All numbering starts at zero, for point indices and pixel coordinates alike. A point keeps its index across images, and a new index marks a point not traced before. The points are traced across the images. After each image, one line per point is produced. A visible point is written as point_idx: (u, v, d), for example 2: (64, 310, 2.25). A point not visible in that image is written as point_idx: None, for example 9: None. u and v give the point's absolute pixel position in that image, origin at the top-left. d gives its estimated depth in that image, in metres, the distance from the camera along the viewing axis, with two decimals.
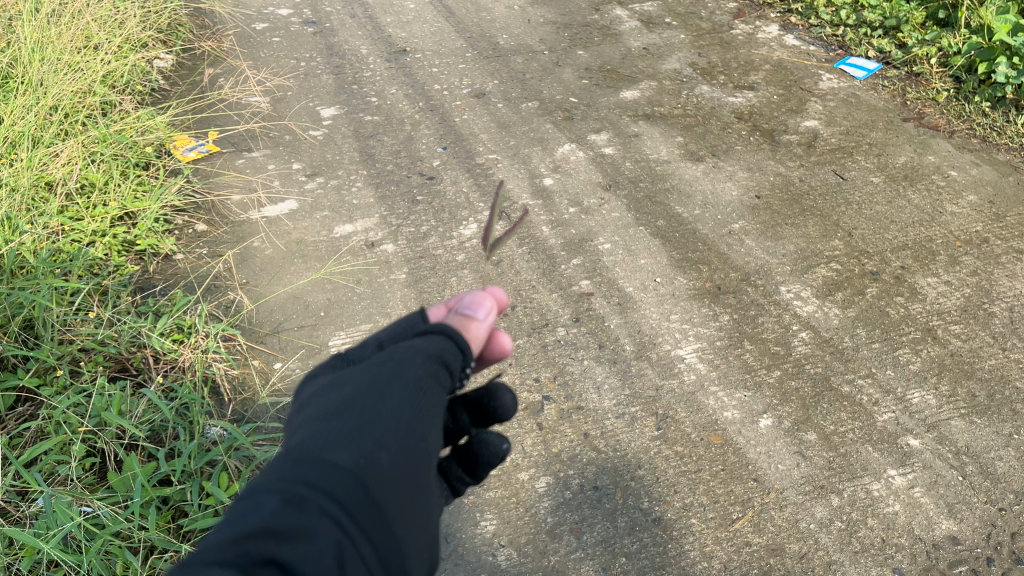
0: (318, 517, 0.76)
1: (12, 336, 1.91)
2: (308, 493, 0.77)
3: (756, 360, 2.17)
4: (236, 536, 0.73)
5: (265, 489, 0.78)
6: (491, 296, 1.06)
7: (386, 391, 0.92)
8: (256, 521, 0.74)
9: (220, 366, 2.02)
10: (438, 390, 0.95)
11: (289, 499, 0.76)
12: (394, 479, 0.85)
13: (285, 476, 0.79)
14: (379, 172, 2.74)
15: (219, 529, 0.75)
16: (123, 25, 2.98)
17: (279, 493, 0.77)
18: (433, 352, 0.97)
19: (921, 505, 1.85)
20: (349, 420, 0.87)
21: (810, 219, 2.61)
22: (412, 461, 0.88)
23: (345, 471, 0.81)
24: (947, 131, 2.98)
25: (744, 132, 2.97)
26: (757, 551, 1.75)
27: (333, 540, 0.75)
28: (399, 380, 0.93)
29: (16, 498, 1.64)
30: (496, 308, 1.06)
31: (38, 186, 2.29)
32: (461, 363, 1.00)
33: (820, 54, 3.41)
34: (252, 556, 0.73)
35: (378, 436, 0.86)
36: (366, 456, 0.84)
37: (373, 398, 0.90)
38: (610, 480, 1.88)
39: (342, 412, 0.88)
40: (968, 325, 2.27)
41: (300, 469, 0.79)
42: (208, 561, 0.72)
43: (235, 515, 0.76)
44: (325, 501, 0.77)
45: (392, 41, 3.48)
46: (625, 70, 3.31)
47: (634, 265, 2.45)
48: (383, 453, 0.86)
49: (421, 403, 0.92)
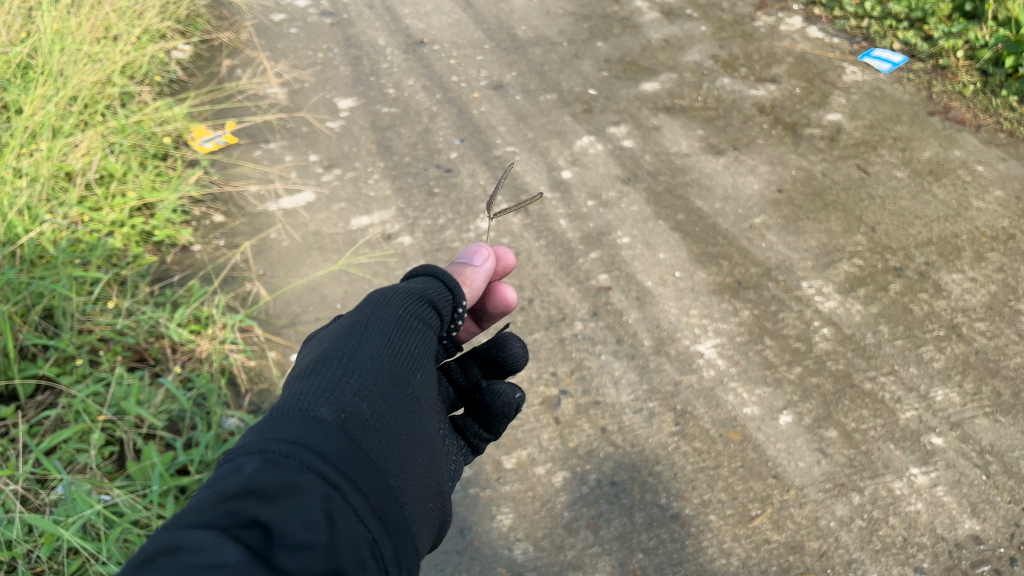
0: (300, 472, 0.85)
1: (32, 325, 1.90)
2: (286, 451, 0.86)
3: (777, 356, 2.14)
4: (218, 498, 0.82)
5: (246, 451, 0.86)
6: (487, 249, 1.33)
7: (366, 343, 1.09)
8: (237, 482, 0.83)
9: (238, 356, 2.02)
10: (421, 325, 1.17)
11: (269, 459, 0.85)
12: (369, 428, 0.98)
13: (266, 437, 0.88)
14: (396, 165, 2.73)
15: (200, 493, 0.84)
16: (142, 16, 2.98)
17: (258, 454, 0.86)
18: (416, 293, 1.19)
19: (944, 504, 1.81)
20: (331, 373, 1.02)
21: (833, 213, 2.57)
22: (389, 407, 1.04)
23: (325, 424, 0.93)
24: (973, 126, 2.93)
25: (765, 125, 2.93)
26: (776, 548, 1.73)
27: (320, 493, 0.85)
28: (382, 327, 1.12)
29: (36, 485, 1.62)
30: (491, 257, 1.33)
31: (58, 176, 2.28)
32: (450, 303, 1.23)
33: (843, 47, 3.36)
34: (238, 516, 0.82)
35: (357, 388, 1.02)
36: (343, 411, 0.97)
37: (357, 346, 1.08)
38: (627, 476, 1.86)
39: (322, 370, 1.02)
40: (994, 321, 2.23)
41: (280, 429, 0.89)
42: (194, 523, 0.81)
43: (218, 480, 0.85)
44: (306, 457, 0.86)
45: (410, 32, 3.46)
46: (644, 62, 3.27)
47: (653, 259, 2.43)
48: (359, 404, 1.00)
49: (406, 341, 1.13)
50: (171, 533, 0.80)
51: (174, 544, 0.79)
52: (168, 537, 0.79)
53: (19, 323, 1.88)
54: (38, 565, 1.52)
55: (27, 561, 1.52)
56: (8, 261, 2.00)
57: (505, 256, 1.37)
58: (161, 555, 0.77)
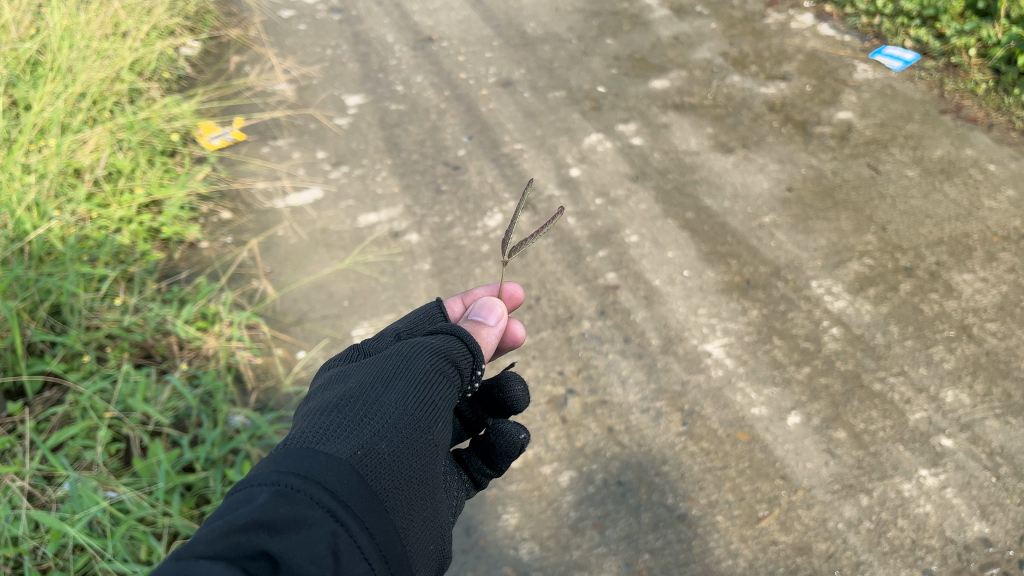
0: (310, 508, 0.87)
1: (40, 321, 1.90)
2: (298, 486, 0.88)
3: (786, 356, 2.12)
4: (228, 529, 0.81)
5: (258, 482, 0.88)
6: (503, 308, 1.34)
7: (388, 389, 1.11)
8: (249, 513, 0.83)
9: (245, 354, 2.04)
10: (445, 382, 1.16)
11: (281, 492, 0.87)
12: (382, 472, 0.99)
13: (278, 470, 0.90)
14: (404, 162, 2.73)
15: (210, 524, 0.83)
16: (151, 13, 2.99)
17: (271, 486, 0.87)
18: (439, 350, 1.19)
19: (953, 506, 1.79)
20: (347, 416, 1.04)
21: (843, 213, 2.55)
22: (405, 453, 1.05)
23: (339, 463, 0.94)
24: (986, 124, 2.90)
25: (776, 123, 2.92)
26: (783, 549, 1.72)
27: (326, 531, 0.86)
28: (405, 377, 1.13)
29: (43, 482, 1.62)
30: (505, 315, 1.35)
31: (66, 172, 2.28)
32: (472, 365, 1.22)
33: (854, 44, 3.33)
34: (245, 548, 0.82)
35: (373, 430, 1.04)
36: (357, 453, 0.99)
37: (377, 392, 1.10)
38: (634, 475, 1.86)
39: (341, 411, 1.05)
40: (1005, 322, 2.21)
41: (292, 464, 0.91)
42: (204, 554, 0.79)
43: (229, 509, 0.85)
44: (316, 493, 0.88)
45: (419, 29, 3.45)
46: (654, 59, 3.26)
47: (661, 258, 2.41)
48: (376, 447, 1.01)
49: (428, 389, 1.14)
50: (181, 561, 0.77)
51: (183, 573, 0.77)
52: (178, 564, 0.76)
53: (26, 320, 1.87)
54: (45, 561, 1.53)
55: (33, 558, 1.52)
56: (17, 257, 1.98)
57: (514, 289, 1.46)
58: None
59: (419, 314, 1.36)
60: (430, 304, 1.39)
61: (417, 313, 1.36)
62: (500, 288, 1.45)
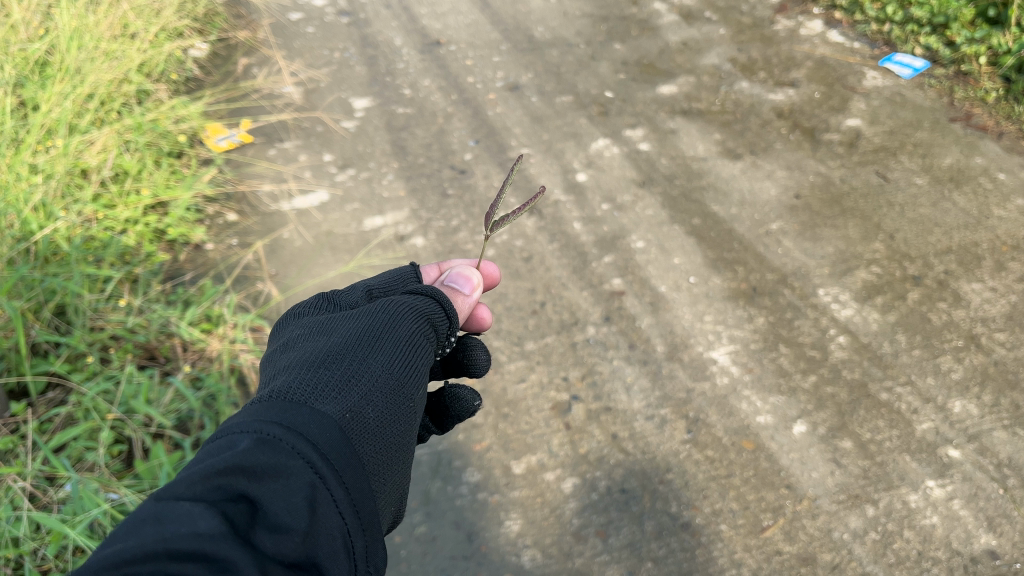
0: (291, 457, 0.85)
1: (44, 322, 1.90)
2: (282, 434, 0.87)
3: (792, 364, 2.11)
4: (208, 472, 0.81)
5: (241, 429, 0.87)
6: (478, 279, 1.36)
7: (375, 348, 1.11)
8: (230, 457, 0.83)
9: (248, 356, 2.00)
10: (424, 349, 1.18)
11: (264, 438, 0.85)
12: (365, 434, 0.99)
13: (263, 418, 0.89)
14: (411, 165, 2.73)
15: (191, 467, 0.83)
16: (160, 14, 3.00)
17: (253, 433, 0.86)
18: (420, 311, 1.21)
19: (960, 518, 1.78)
20: (336, 372, 1.03)
21: (851, 220, 2.54)
22: (390, 416, 1.05)
23: (325, 417, 0.94)
24: (996, 133, 2.88)
25: (784, 130, 2.90)
26: (788, 560, 1.71)
27: (306, 481, 0.85)
28: (392, 340, 1.13)
29: (45, 483, 1.62)
30: (480, 286, 1.36)
31: (74, 173, 2.28)
32: (447, 329, 1.24)
33: (864, 51, 3.31)
34: (226, 491, 0.81)
35: (363, 392, 1.03)
36: (342, 412, 0.98)
37: (365, 353, 1.10)
38: (638, 484, 1.84)
39: (327, 365, 1.04)
40: (1014, 332, 2.19)
41: (277, 414, 0.90)
42: (184, 496, 0.80)
43: (211, 454, 0.85)
44: (298, 442, 0.87)
45: (426, 32, 3.45)
46: (662, 65, 3.25)
47: (667, 264, 2.40)
48: (364, 408, 1.01)
49: (411, 353, 1.15)
50: (160, 503, 0.78)
51: (162, 514, 0.77)
52: (156, 506, 0.78)
53: (31, 320, 1.88)
54: (45, 563, 1.52)
55: (34, 559, 1.52)
56: (22, 257, 1.98)
57: (493, 269, 1.45)
58: (148, 521, 0.76)
59: (393, 275, 1.35)
60: (405, 269, 1.38)
61: (391, 275, 1.35)
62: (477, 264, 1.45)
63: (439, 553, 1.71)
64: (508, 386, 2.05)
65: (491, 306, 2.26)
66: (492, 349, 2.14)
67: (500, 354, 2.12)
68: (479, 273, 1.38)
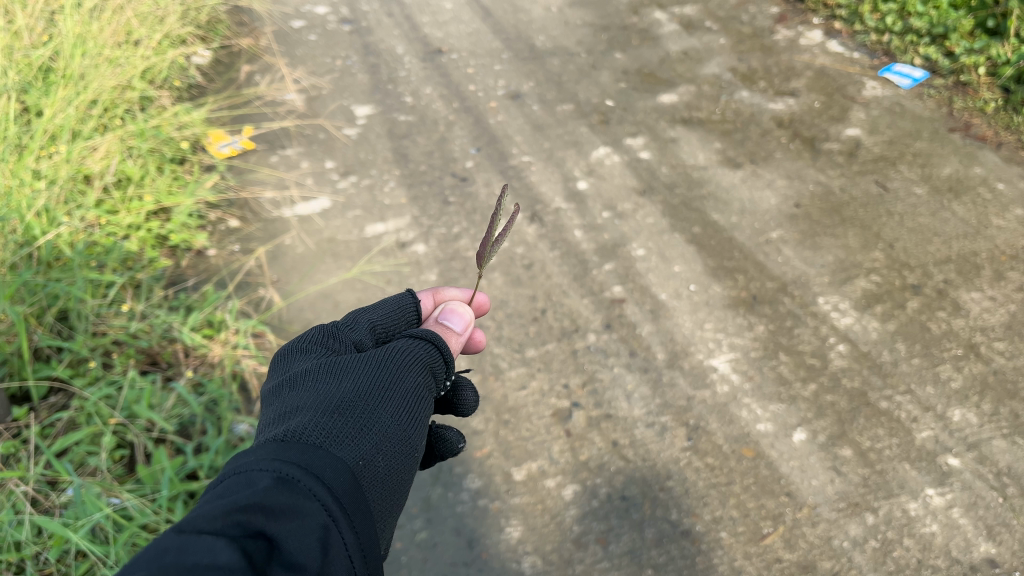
0: (308, 499, 0.86)
1: (47, 327, 1.91)
2: (299, 476, 0.87)
3: (792, 372, 2.11)
4: (230, 508, 0.81)
5: (259, 467, 0.87)
6: (469, 317, 1.36)
7: (383, 397, 1.12)
8: (251, 495, 0.83)
9: (249, 363, 2.01)
10: (427, 400, 1.19)
11: (283, 479, 0.86)
12: (372, 484, 1.00)
13: (279, 458, 0.89)
14: (412, 172, 2.73)
15: (210, 502, 0.83)
16: (164, 21, 3.03)
17: (273, 473, 0.86)
18: (425, 362, 1.21)
19: (959, 527, 1.78)
20: (347, 420, 1.04)
21: (851, 229, 2.55)
22: (394, 465, 1.06)
23: (338, 463, 0.95)
24: (995, 143, 2.89)
25: (784, 139, 2.92)
26: (787, 567, 1.71)
27: (320, 523, 0.86)
28: (399, 390, 1.14)
29: (47, 487, 1.62)
30: (471, 324, 1.36)
31: (77, 179, 2.29)
32: (445, 373, 1.25)
33: (863, 62, 3.33)
34: (245, 527, 0.81)
35: (372, 441, 1.04)
36: (353, 458, 0.99)
37: (374, 402, 1.10)
38: (638, 490, 1.85)
39: (339, 411, 1.04)
40: (1013, 342, 2.19)
41: (293, 456, 0.90)
42: (205, 530, 0.78)
43: (230, 491, 0.84)
44: (315, 486, 0.88)
45: (428, 41, 3.47)
46: (662, 74, 3.26)
47: (667, 272, 2.41)
48: (373, 458, 1.02)
49: (415, 404, 1.15)
50: (181, 535, 0.76)
51: (183, 546, 0.75)
52: (178, 538, 0.75)
53: (34, 325, 1.88)
54: (46, 567, 1.52)
55: (35, 563, 1.52)
56: (25, 262, 1.99)
57: (484, 299, 1.46)
58: (169, 552, 0.74)
59: (395, 305, 1.37)
60: (403, 296, 1.40)
61: (391, 303, 1.37)
62: (471, 295, 1.45)
63: (439, 560, 1.72)
64: (510, 392, 2.05)
65: (492, 313, 2.26)
66: (492, 355, 2.14)
67: (501, 360, 2.13)
68: (471, 310, 1.39)
